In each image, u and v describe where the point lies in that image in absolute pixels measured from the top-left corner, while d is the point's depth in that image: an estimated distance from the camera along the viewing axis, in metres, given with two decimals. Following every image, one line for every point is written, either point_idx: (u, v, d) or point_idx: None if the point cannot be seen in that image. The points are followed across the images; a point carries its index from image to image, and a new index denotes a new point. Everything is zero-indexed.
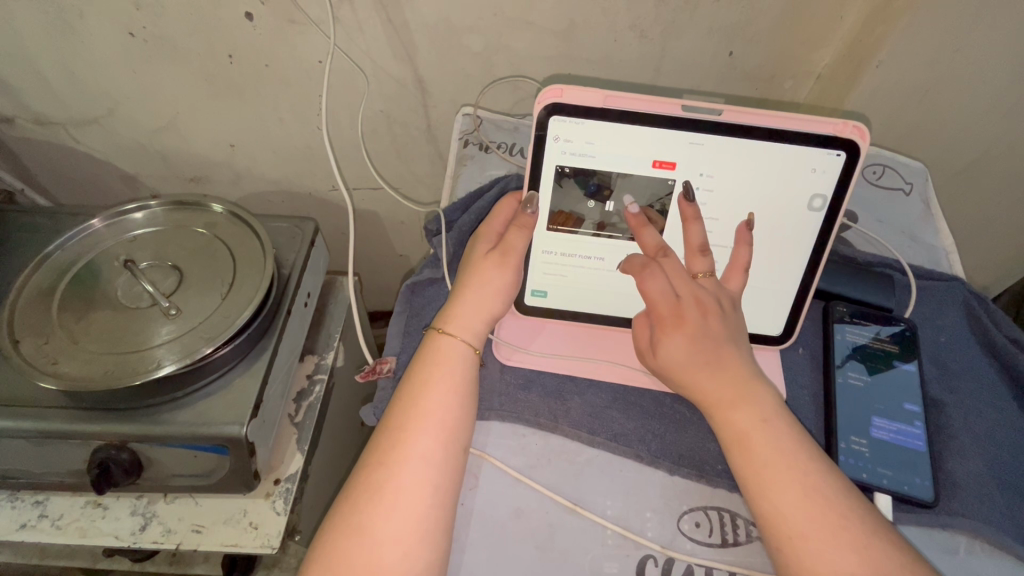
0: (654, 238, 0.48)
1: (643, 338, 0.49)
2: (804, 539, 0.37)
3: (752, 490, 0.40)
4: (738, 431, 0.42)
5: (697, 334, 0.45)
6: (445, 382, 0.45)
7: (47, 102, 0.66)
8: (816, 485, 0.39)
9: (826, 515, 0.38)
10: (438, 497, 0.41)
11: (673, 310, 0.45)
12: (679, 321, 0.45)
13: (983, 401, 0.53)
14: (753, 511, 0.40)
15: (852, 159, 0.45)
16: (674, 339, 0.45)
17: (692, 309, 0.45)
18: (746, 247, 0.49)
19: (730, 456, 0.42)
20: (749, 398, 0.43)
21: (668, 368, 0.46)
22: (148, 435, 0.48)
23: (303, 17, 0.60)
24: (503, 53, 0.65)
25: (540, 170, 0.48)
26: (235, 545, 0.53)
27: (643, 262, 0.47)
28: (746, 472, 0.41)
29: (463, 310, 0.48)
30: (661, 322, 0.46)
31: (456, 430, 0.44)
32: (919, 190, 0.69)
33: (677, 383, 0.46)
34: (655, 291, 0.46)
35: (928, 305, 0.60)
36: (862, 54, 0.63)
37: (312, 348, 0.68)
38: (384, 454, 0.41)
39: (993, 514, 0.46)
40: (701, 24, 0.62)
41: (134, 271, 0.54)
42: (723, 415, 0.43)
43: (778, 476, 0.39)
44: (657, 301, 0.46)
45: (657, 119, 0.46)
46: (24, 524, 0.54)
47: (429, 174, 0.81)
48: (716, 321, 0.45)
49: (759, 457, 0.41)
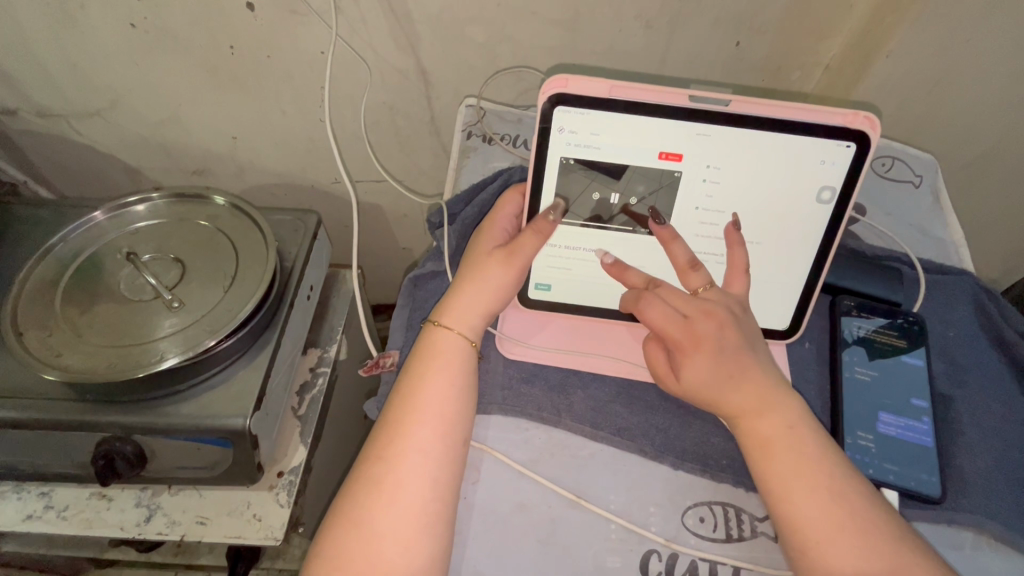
0: (638, 276, 0.48)
1: (658, 365, 0.48)
2: (830, 543, 0.37)
3: (773, 493, 0.40)
4: (766, 439, 0.41)
5: (713, 348, 0.43)
6: (441, 376, 0.45)
7: (49, 94, 0.66)
8: (846, 495, 0.39)
9: (851, 521, 0.38)
10: (437, 492, 0.40)
11: (685, 332, 0.44)
12: (696, 342, 0.43)
13: (992, 396, 0.53)
14: (772, 513, 0.40)
15: (863, 150, 0.44)
16: (696, 361, 0.43)
17: (704, 325, 0.44)
18: (740, 247, 0.47)
19: (752, 459, 0.42)
20: (772, 404, 0.42)
21: (694, 391, 0.44)
22: (152, 427, 0.48)
23: (304, 6, 0.59)
24: (506, 44, 0.64)
25: (544, 162, 0.48)
26: (239, 537, 0.53)
27: (635, 293, 0.47)
28: (769, 475, 0.40)
29: (462, 303, 0.48)
30: (679, 346, 0.44)
31: (454, 422, 0.43)
32: (929, 182, 0.68)
33: (705, 404, 0.44)
34: (656, 319, 0.45)
35: (938, 299, 0.59)
36: (873, 43, 0.62)
37: (315, 340, 0.68)
38: (384, 449, 0.41)
39: (1001, 511, 0.46)
40: (708, 14, 0.62)
41: (136, 264, 0.53)
42: (746, 423, 0.42)
43: (806, 487, 0.39)
44: (663, 328, 0.45)
45: (662, 110, 0.45)
46: (30, 515, 0.54)
47: (432, 165, 0.80)
48: (723, 334, 0.44)
49: (784, 463, 0.40)
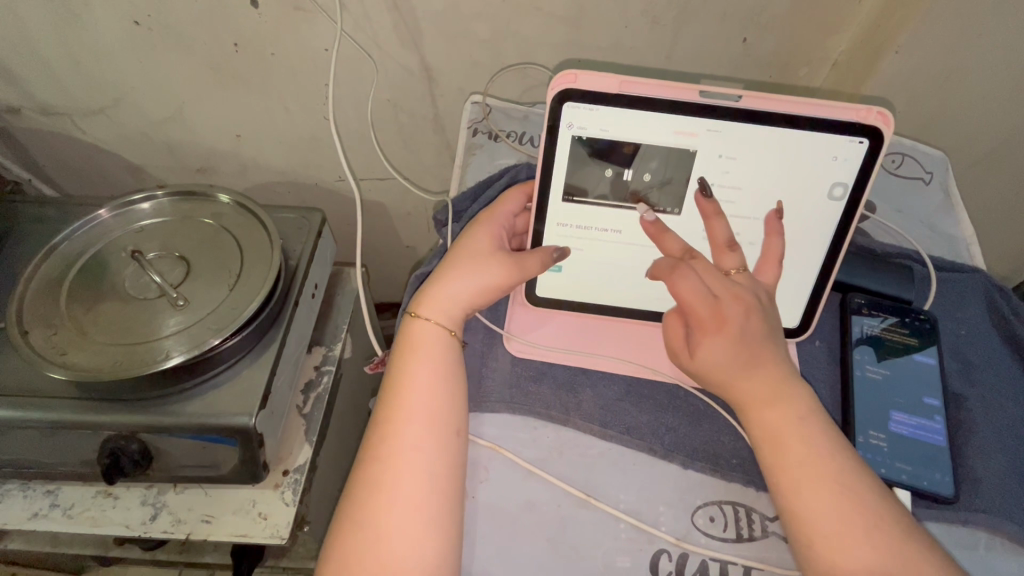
0: (676, 244, 0.47)
1: (674, 339, 0.46)
2: (840, 538, 0.37)
3: (781, 486, 0.40)
4: (771, 432, 0.41)
5: (731, 331, 0.43)
6: (427, 368, 0.45)
7: (53, 91, 0.66)
8: (856, 491, 0.38)
9: (862, 516, 0.37)
10: (434, 485, 0.41)
11: (712, 312, 0.43)
12: (720, 323, 0.43)
13: (1004, 395, 0.52)
14: (780, 507, 0.40)
15: (875, 147, 0.44)
16: (715, 342, 0.43)
17: (731, 308, 0.43)
18: (777, 237, 0.48)
19: (761, 454, 0.42)
20: (777, 396, 0.42)
21: (709, 370, 0.44)
22: (158, 426, 0.48)
23: (308, 3, 0.59)
24: (511, 40, 0.64)
25: (552, 158, 0.47)
26: (245, 535, 0.53)
27: (672, 264, 0.45)
28: (778, 468, 0.40)
29: (444, 295, 0.48)
30: (700, 324, 0.44)
31: (444, 413, 0.44)
32: (939, 179, 0.68)
33: (718, 384, 0.44)
34: (686, 293, 0.44)
35: (949, 297, 0.58)
36: (881, 39, 0.61)
37: (320, 338, 0.67)
38: (378, 448, 0.42)
39: (1015, 511, 0.45)
40: (714, 10, 0.61)
41: (141, 262, 0.53)
42: (750, 413, 0.43)
43: (817, 484, 0.38)
44: (692, 304, 0.43)
45: (673, 106, 0.44)
46: (36, 513, 0.54)
47: (437, 162, 0.80)
48: (740, 321, 0.43)
49: (792, 456, 0.40)
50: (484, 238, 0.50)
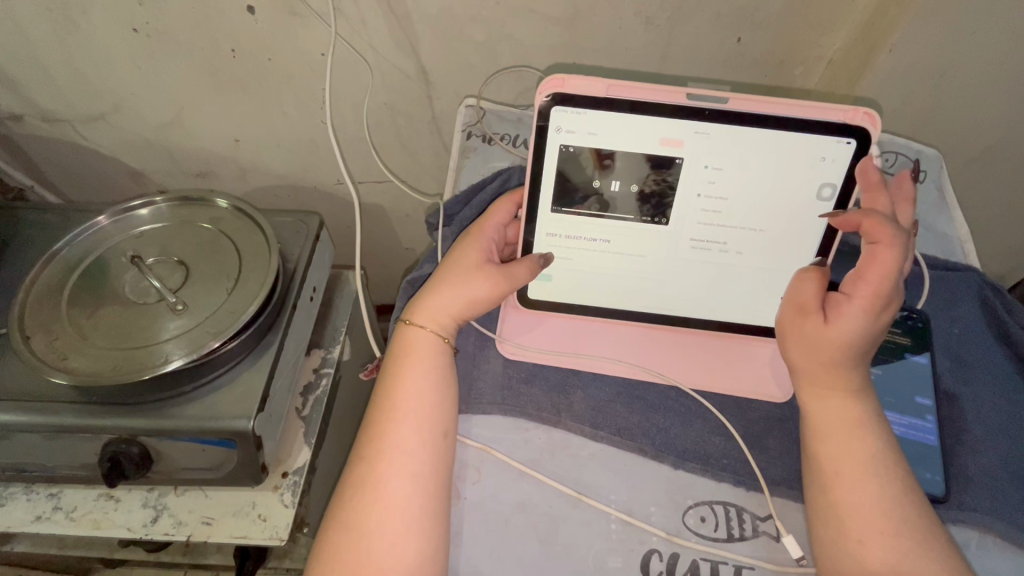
0: (884, 206, 0.43)
1: (809, 296, 0.44)
2: (870, 536, 0.40)
3: (820, 480, 0.43)
4: (825, 421, 0.43)
5: (880, 315, 0.41)
6: (415, 371, 0.46)
7: (53, 98, 0.66)
8: (889, 485, 0.41)
9: (903, 509, 0.40)
10: (422, 486, 0.41)
11: (888, 294, 0.41)
12: (885, 307, 0.41)
13: (997, 393, 0.52)
14: (817, 499, 0.42)
15: (863, 147, 0.44)
16: (869, 322, 0.41)
17: (894, 299, 0.41)
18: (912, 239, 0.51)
19: (809, 442, 0.44)
20: (843, 383, 0.43)
21: (834, 339, 0.42)
22: (157, 429, 0.49)
23: (304, 8, 0.60)
24: (505, 42, 0.64)
25: (541, 160, 0.48)
26: (244, 536, 0.54)
27: (894, 229, 0.40)
28: (824, 462, 0.43)
29: (433, 303, 0.49)
30: (863, 292, 0.41)
31: (430, 415, 0.44)
32: (933, 177, 0.67)
33: (829, 356, 0.43)
34: (882, 264, 0.40)
35: (942, 295, 0.58)
36: (875, 37, 0.61)
37: (318, 341, 0.68)
38: (364, 448, 0.43)
39: (1006, 509, 0.45)
40: (708, 10, 0.61)
41: (141, 267, 0.54)
42: (819, 398, 0.44)
43: (858, 482, 0.41)
44: (877, 276, 0.40)
45: (661, 108, 0.45)
46: (38, 516, 0.54)
47: (434, 164, 0.80)
48: (889, 311, 0.42)
49: (834, 453, 0.42)
50: (475, 250, 0.51)
